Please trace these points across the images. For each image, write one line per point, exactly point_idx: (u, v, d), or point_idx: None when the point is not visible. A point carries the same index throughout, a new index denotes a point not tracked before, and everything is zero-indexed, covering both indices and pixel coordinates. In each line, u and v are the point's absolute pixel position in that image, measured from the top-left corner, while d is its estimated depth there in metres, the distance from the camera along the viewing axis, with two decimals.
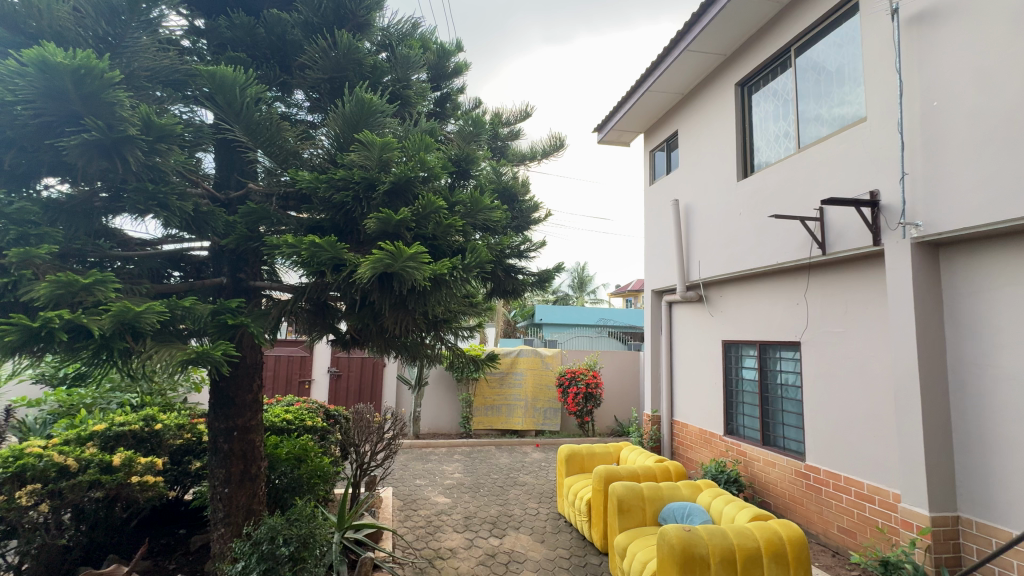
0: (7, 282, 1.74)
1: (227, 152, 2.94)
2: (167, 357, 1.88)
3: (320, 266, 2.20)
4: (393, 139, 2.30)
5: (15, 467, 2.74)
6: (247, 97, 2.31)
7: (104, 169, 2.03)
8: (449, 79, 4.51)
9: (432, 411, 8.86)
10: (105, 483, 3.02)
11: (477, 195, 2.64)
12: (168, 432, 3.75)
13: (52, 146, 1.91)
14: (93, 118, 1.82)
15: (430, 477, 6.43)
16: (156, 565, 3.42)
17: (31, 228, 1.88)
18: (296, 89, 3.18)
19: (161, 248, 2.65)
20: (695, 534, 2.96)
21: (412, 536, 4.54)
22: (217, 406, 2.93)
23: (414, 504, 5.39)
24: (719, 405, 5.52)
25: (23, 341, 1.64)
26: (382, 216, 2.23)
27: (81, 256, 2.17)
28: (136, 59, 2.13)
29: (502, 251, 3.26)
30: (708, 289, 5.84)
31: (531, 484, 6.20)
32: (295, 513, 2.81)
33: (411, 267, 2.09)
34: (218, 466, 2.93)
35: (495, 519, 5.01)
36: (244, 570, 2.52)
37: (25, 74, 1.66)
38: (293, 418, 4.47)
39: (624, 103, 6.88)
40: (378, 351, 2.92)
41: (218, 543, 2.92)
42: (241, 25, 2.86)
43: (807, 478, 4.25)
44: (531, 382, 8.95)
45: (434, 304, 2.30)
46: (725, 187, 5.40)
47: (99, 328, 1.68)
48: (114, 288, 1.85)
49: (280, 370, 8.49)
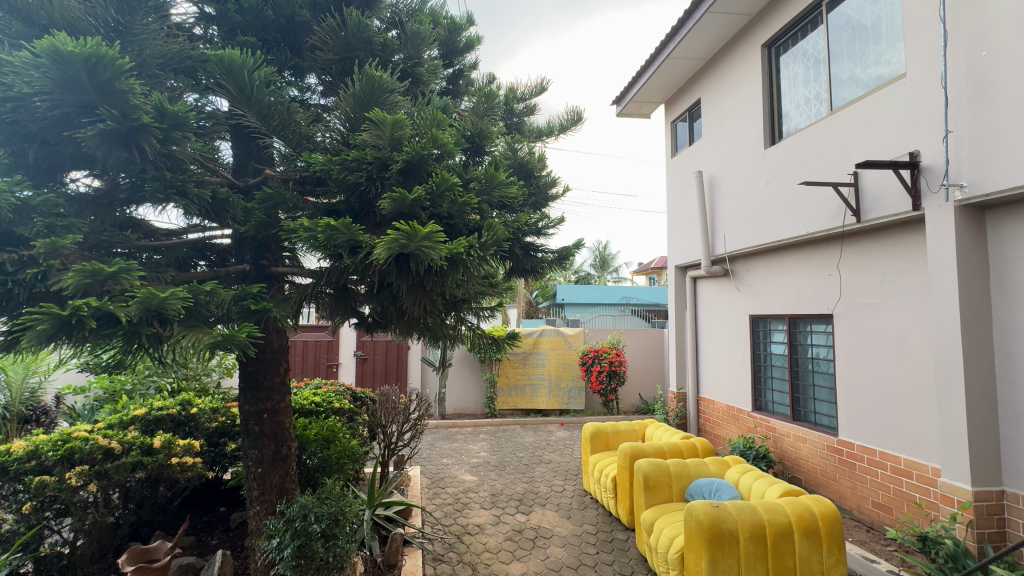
0: (36, 272, 1.78)
1: (242, 139, 2.94)
2: (194, 341, 1.90)
3: (338, 249, 2.19)
4: (404, 116, 2.25)
5: (64, 450, 2.93)
6: (256, 80, 2.29)
7: (123, 159, 2.06)
8: (461, 55, 4.34)
9: (457, 392, 8.97)
10: (147, 464, 3.16)
11: (492, 171, 2.58)
12: (204, 415, 3.88)
13: (70, 137, 1.93)
14: (108, 108, 1.83)
15: (457, 455, 6.55)
16: (199, 540, 3.60)
17: (58, 220, 1.91)
18: (308, 72, 3.14)
19: (185, 237, 2.70)
20: (723, 510, 2.92)
21: (440, 512, 4.64)
22: (247, 390, 3.00)
23: (442, 482, 5.50)
24: (747, 381, 5.41)
25: (55, 329, 1.68)
26: (396, 196, 2.19)
27: (109, 247, 2.23)
28: (147, 46, 2.13)
29: (519, 228, 3.20)
30: (734, 262, 5.66)
31: (556, 461, 6.25)
32: (325, 492, 2.87)
33: (427, 246, 2.07)
34: (251, 447, 3.02)
35: (521, 496, 5.07)
36: (279, 545, 2.61)
37: (39, 66, 1.67)
38: (321, 401, 4.58)
39: (644, 72, 6.62)
40: (400, 333, 2.93)
41: (255, 521, 3.03)
42: (250, 8, 2.82)
43: (840, 453, 4.14)
44: (554, 362, 8.96)
45: (452, 284, 2.27)
46: (751, 155, 5.17)
47: (127, 315, 1.72)
48: (138, 277, 1.88)
49: (308, 355, 8.71)
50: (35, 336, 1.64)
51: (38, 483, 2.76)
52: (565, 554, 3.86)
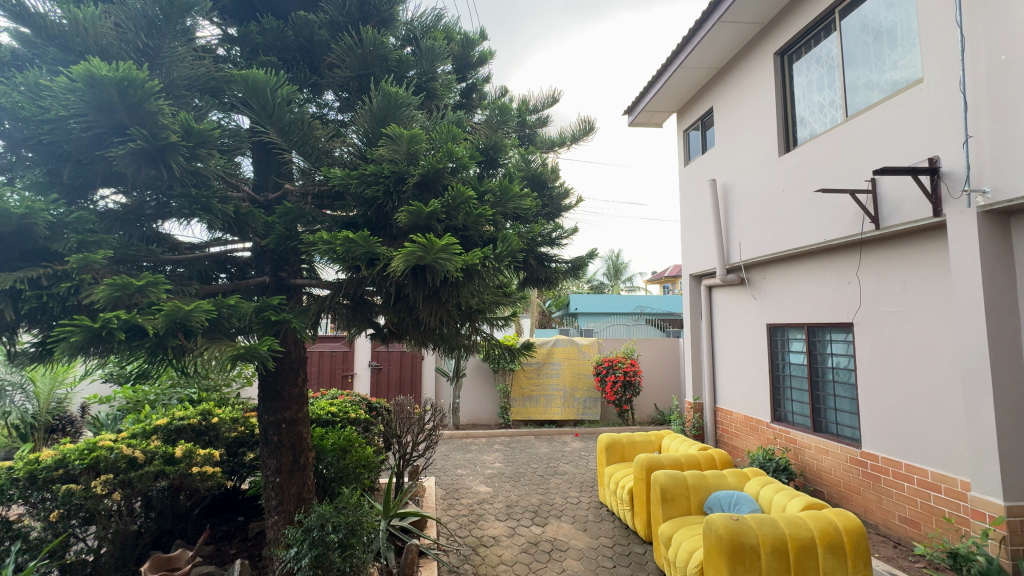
0: (70, 286, 1.86)
1: (262, 155, 3.05)
2: (218, 354, 1.93)
3: (356, 261, 2.21)
4: (420, 131, 2.29)
5: (90, 459, 2.99)
6: (279, 98, 2.36)
7: (151, 177, 2.14)
8: (474, 70, 4.36)
9: (470, 403, 8.97)
10: (169, 473, 3.21)
11: (507, 183, 2.61)
12: (224, 425, 3.94)
13: (102, 156, 2.03)
14: (138, 128, 1.90)
15: (471, 466, 6.53)
16: (219, 550, 3.64)
17: (89, 236, 1.99)
18: (326, 89, 3.20)
19: (207, 251, 2.79)
20: (743, 524, 2.86)
21: (455, 524, 4.62)
22: (266, 400, 3.06)
23: (456, 493, 5.48)
24: (765, 392, 5.32)
25: (86, 341, 1.74)
26: (412, 209, 2.22)
27: (136, 261, 2.32)
28: (174, 69, 2.22)
29: (533, 239, 3.21)
30: (750, 271, 5.61)
31: (572, 473, 6.20)
32: (342, 502, 2.90)
33: (443, 258, 2.07)
34: (269, 456, 3.06)
35: (536, 508, 5.03)
36: (297, 555, 2.63)
37: (74, 90, 1.75)
38: (338, 411, 4.62)
39: (655, 82, 6.67)
40: (415, 343, 2.95)
41: (273, 530, 3.06)
42: (271, 29, 2.94)
43: (864, 465, 4.03)
44: (568, 372, 8.92)
45: (468, 295, 2.29)
46: (765, 163, 5.15)
47: (154, 327, 1.78)
48: (164, 290, 1.93)
49: (324, 365, 8.83)
50: (68, 348, 1.70)
51: (65, 491, 2.84)
52: (581, 567, 3.81)
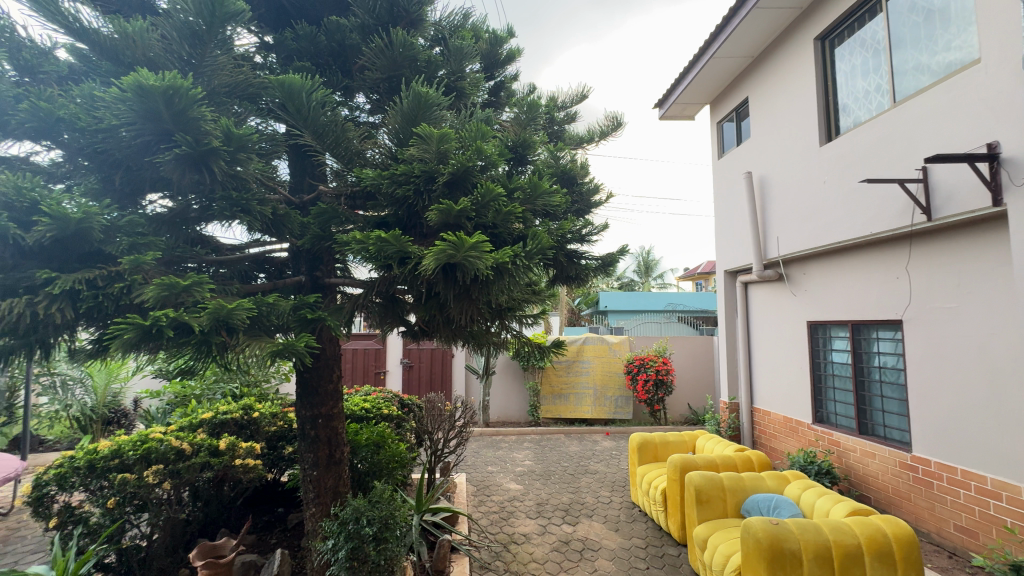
0: (123, 286, 1.97)
1: (298, 158, 3.14)
2: (258, 351, 2.00)
3: (388, 259, 2.25)
4: (449, 130, 2.30)
5: (142, 450, 3.17)
6: (314, 101, 2.42)
7: (195, 181, 2.23)
8: (502, 67, 4.34)
9: (500, 400, 9.01)
10: (214, 465, 3.36)
11: (536, 180, 2.59)
12: (264, 419, 4.10)
13: (151, 163, 2.13)
14: (183, 134, 1.99)
15: (501, 463, 6.56)
16: (261, 539, 3.79)
17: (139, 239, 2.10)
18: (358, 92, 3.27)
19: (247, 252, 2.90)
20: (784, 528, 2.76)
21: (486, 520, 4.65)
22: (303, 396, 3.16)
23: (487, 490, 5.52)
24: (806, 392, 5.12)
25: (138, 338, 1.83)
26: (442, 207, 2.23)
27: (182, 262, 2.43)
28: (215, 76, 2.29)
29: (563, 236, 3.18)
30: (789, 266, 5.40)
31: (603, 472, 6.13)
32: (376, 496, 2.96)
33: (473, 256, 2.08)
34: (307, 450, 3.16)
35: (567, 507, 5.00)
36: (334, 547, 2.70)
37: (125, 99, 1.85)
38: (371, 407, 4.73)
39: (687, 73, 6.50)
40: (446, 341, 2.98)
41: (311, 522, 3.15)
42: (305, 35, 3.02)
43: (915, 470, 3.82)
44: (598, 370, 8.83)
45: (498, 292, 2.28)
46: (804, 153, 4.95)
47: (199, 325, 1.86)
48: (208, 289, 2.02)
49: (358, 363, 9.05)
50: (122, 345, 1.80)
51: (120, 480, 3.02)
52: (613, 568, 3.76)
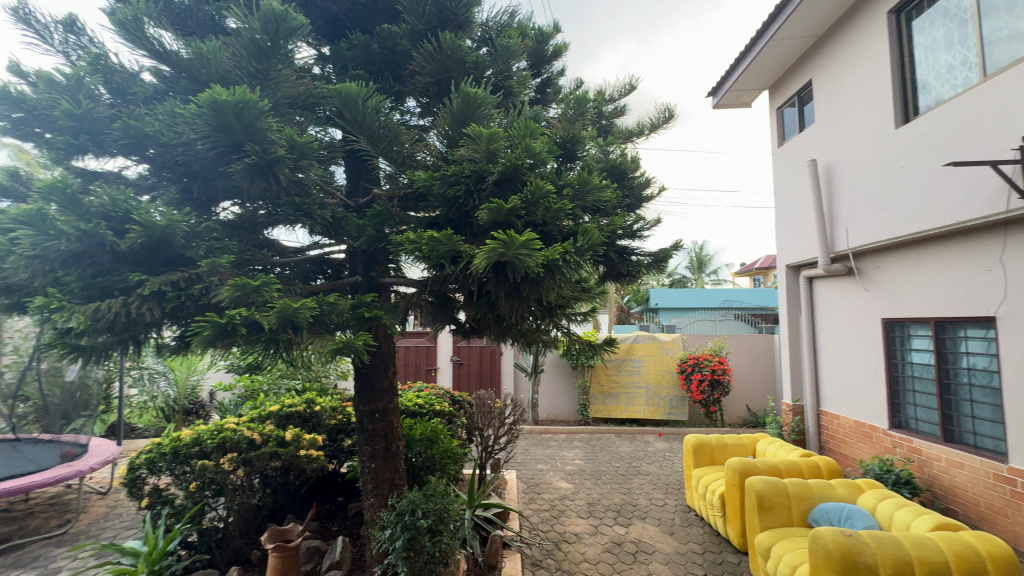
0: (202, 287, 2.14)
1: (354, 162, 3.28)
2: (321, 348, 2.11)
3: (440, 259, 2.30)
4: (498, 129, 2.31)
5: (218, 439, 3.43)
6: (369, 107, 2.51)
7: (263, 189, 2.38)
8: (549, 64, 4.30)
9: (549, 398, 8.99)
10: (281, 454, 3.58)
11: (586, 175, 2.56)
12: (325, 413, 4.32)
13: (224, 172, 2.29)
14: (252, 144, 2.12)
15: (551, 462, 6.55)
16: (324, 526, 4.00)
17: (215, 243, 2.28)
18: (408, 96, 3.36)
19: (308, 254, 3.08)
20: (858, 540, 2.58)
21: (537, 518, 4.66)
22: (361, 391, 3.30)
23: (537, 487, 5.52)
24: (881, 395, 4.74)
25: (216, 335, 1.98)
26: (493, 206, 2.25)
27: (251, 264, 2.61)
28: (280, 89, 2.42)
29: (613, 232, 3.12)
30: (860, 260, 5.02)
31: (656, 474, 5.98)
32: (430, 489, 3.04)
33: (524, 254, 2.08)
34: (365, 443, 3.29)
35: (619, 508, 4.92)
36: (391, 537, 2.80)
37: (202, 114, 2.00)
38: (424, 403, 4.86)
39: (744, 58, 6.19)
40: (496, 339, 3.01)
41: (369, 512, 3.28)
42: (359, 44, 3.13)
43: (1012, 484, 3.44)
44: (650, 369, 8.61)
45: (548, 290, 2.28)
46: (877, 137, 4.57)
47: (268, 323, 1.99)
48: (276, 290, 2.15)
49: (410, 360, 9.32)
50: (201, 342, 1.95)
51: (200, 466, 3.29)
52: (669, 572, 3.66)
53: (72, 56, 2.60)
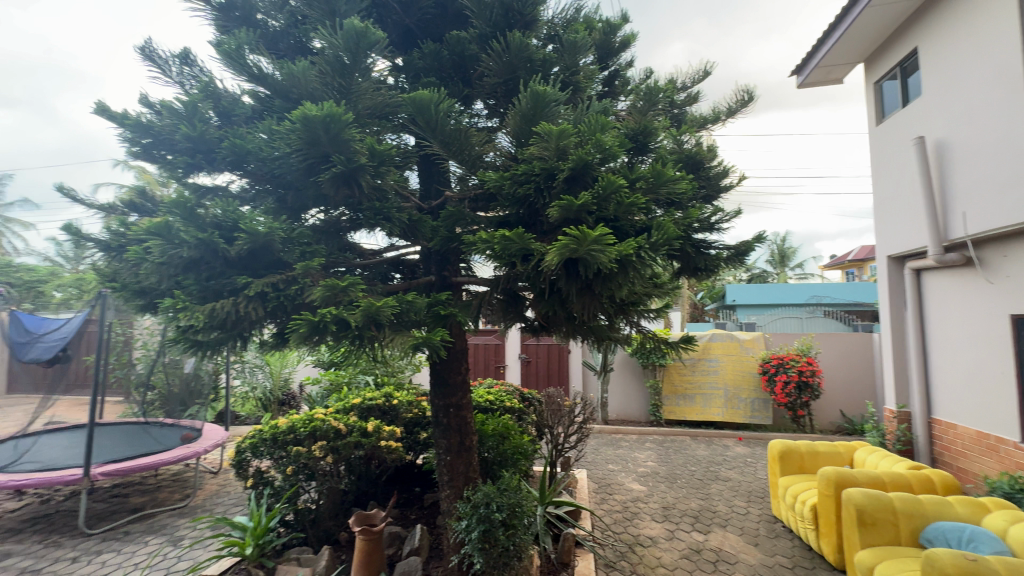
0: (297, 288, 2.33)
1: (426, 167, 3.41)
2: (401, 344, 2.22)
3: (511, 257, 2.32)
4: (569, 125, 2.29)
5: (310, 428, 3.73)
6: (442, 112, 2.60)
7: (347, 196, 2.55)
8: (617, 56, 4.19)
9: (619, 398, 8.80)
10: (364, 444, 3.82)
11: (660, 167, 2.47)
12: (402, 407, 4.54)
13: (313, 182, 2.49)
14: (338, 155, 2.28)
15: (623, 463, 6.41)
16: (403, 514, 4.22)
17: (307, 248, 2.48)
18: (476, 99, 3.44)
19: (385, 255, 3.26)
20: (985, 566, 2.27)
21: (610, 519, 4.58)
22: (436, 386, 3.43)
23: (609, 488, 5.43)
24: (1009, 402, 4.13)
25: (309, 332, 2.15)
26: (564, 203, 2.24)
27: (337, 266, 2.80)
28: (360, 100, 2.57)
29: (690, 226, 2.98)
30: (981, 248, 4.40)
31: (737, 480, 5.64)
32: (503, 484, 3.10)
33: (596, 250, 2.05)
34: (441, 436, 3.42)
35: (697, 513, 4.71)
36: (467, 528, 2.89)
37: (295, 130, 2.18)
38: (495, 399, 4.96)
39: (834, 30, 5.65)
40: (566, 336, 2.99)
41: (446, 502, 3.40)
42: (430, 52, 3.25)
43: None
44: (728, 369, 8.15)
45: (622, 287, 2.23)
46: (1002, 106, 3.98)
47: (355, 321, 2.14)
48: (360, 289, 2.30)
49: (479, 357, 9.52)
50: (297, 338, 2.13)
51: (295, 451, 3.60)
52: None
53: (186, 85, 2.95)
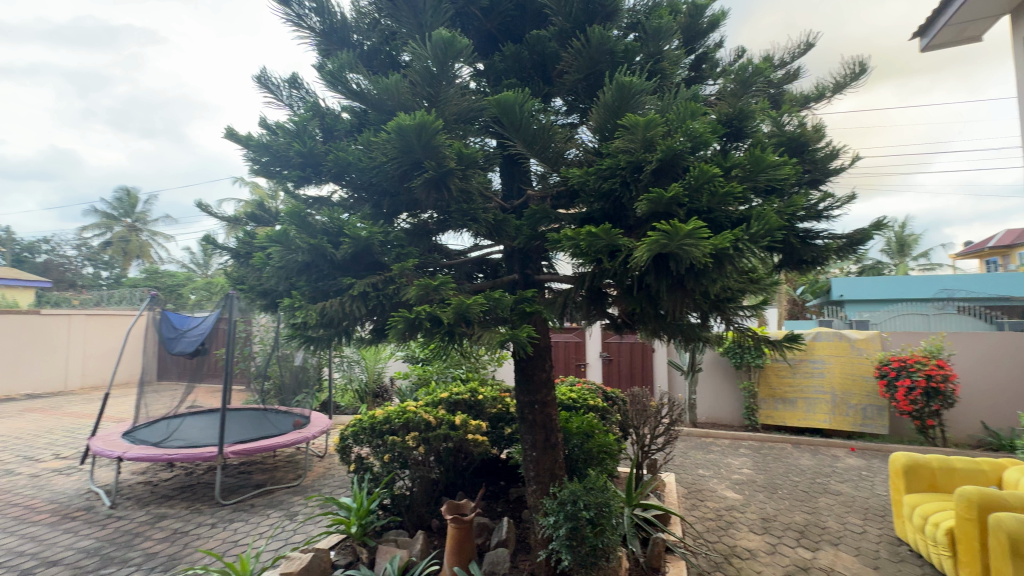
0: (394, 287, 2.49)
1: (509, 167, 3.48)
2: (490, 340, 2.29)
3: (597, 254, 2.29)
4: (657, 114, 2.20)
5: (404, 419, 3.97)
6: (526, 112, 2.63)
7: (437, 199, 2.68)
8: (704, 38, 3.96)
9: (708, 400, 8.32)
10: (453, 436, 3.99)
11: (759, 153, 2.30)
12: (487, 402, 4.67)
13: (406, 187, 2.64)
14: (430, 161, 2.40)
15: (715, 468, 6.05)
16: (490, 506, 4.34)
17: (402, 250, 2.64)
18: (557, 96, 3.44)
19: (471, 255, 3.36)
20: None
21: (702, 526, 4.35)
22: (521, 383, 3.48)
23: (700, 494, 5.16)
24: None
25: (406, 328, 2.29)
26: (653, 196, 2.17)
27: (428, 267, 2.95)
28: (447, 107, 2.69)
29: (794, 214, 2.74)
30: None
31: (849, 495, 5.09)
32: (590, 482, 3.07)
33: (689, 244, 1.96)
34: (527, 432, 3.47)
35: (802, 528, 4.32)
36: (554, 524, 2.91)
37: (391, 139, 2.32)
38: (578, 397, 4.93)
39: None
40: (654, 334, 2.89)
41: (532, 498, 3.44)
42: (511, 55, 3.30)
43: None
44: (836, 372, 7.37)
45: (717, 282, 2.11)
46: None
47: (447, 318, 2.24)
48: (451, 288, 2.40)
49: (560, 355, 9.50)
50: (396, 334, 2.28)
51: (392, 441, 3.85)
52: None
53: (295, 106, 3.27)
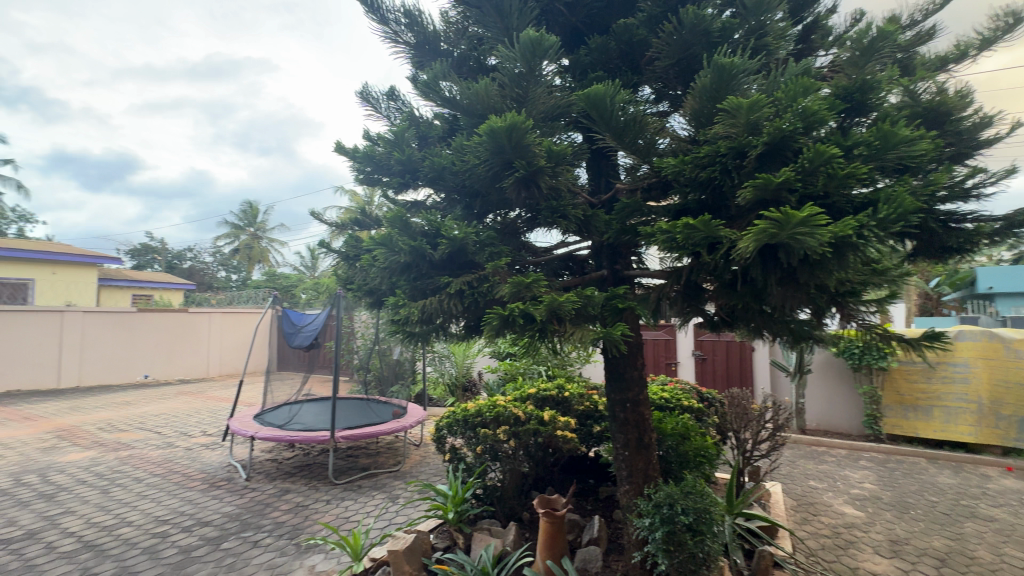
0: (487, 286, 2.58)
1: (596, 161, 3.43)
2: (583, 337, 2.28)
3: (695, 247, 2.17)
4: (763, 94, 2.04)
5: (495, 413, 4.09)
6: (617, 104, 2.57)
7: (527, 197, 2.72)
8: (813, 5, 3.58)
9: (820, 405, 7.54)
10: (542, 431, 4.03)
11: (887, 127, 2.04)
12: (574, 399, 4.66)
13: (497, 188, 2.71)
14: (520, 160, 2.44)
15: (829, 480, 5.48)
16: (580, 503, 4.33)
17: (493, 248, 2.72)
18: (645, 85, 3.32)
19: (558, 252, 3.36)
20: None
21: (816, 543, 3.97)
22: (612, 380, 3.42)
23: (813, 508, 4.70)
24: None
25: (500, 325, 2.36)
26: (759, 182, 2.01)
27: (518, 265, 3.01)
28: (535, 106, 2.72)
29: (931, 195, 2.39)
30: None
31: (1006, 522, 4.33)
32: (688, 486, 2.94)
33: (803, 233, 1.79)
34: (618, 431, 3.40)
35: (944, 555, 3.76)
36: (650, 527, 2.83)
37: (484, 142, 2.41)
38: (670, 397, 4.74)
39: None
40: (758, 332, 2.69)
41: (624, 498, 3.37)
42: (598, 47, 3.24)
43: None
44: (985, 378, 6.30)
45: (837, 274, 1.91)
46: None
47: (540, 315, 2.27)
48: (542, 285, 2.43)
49: (648, 353, 9.18)
50: (490, 331, 2.36)
51: (484, 433, 3.99)
52: None
53: (392, 118, 3.52)
